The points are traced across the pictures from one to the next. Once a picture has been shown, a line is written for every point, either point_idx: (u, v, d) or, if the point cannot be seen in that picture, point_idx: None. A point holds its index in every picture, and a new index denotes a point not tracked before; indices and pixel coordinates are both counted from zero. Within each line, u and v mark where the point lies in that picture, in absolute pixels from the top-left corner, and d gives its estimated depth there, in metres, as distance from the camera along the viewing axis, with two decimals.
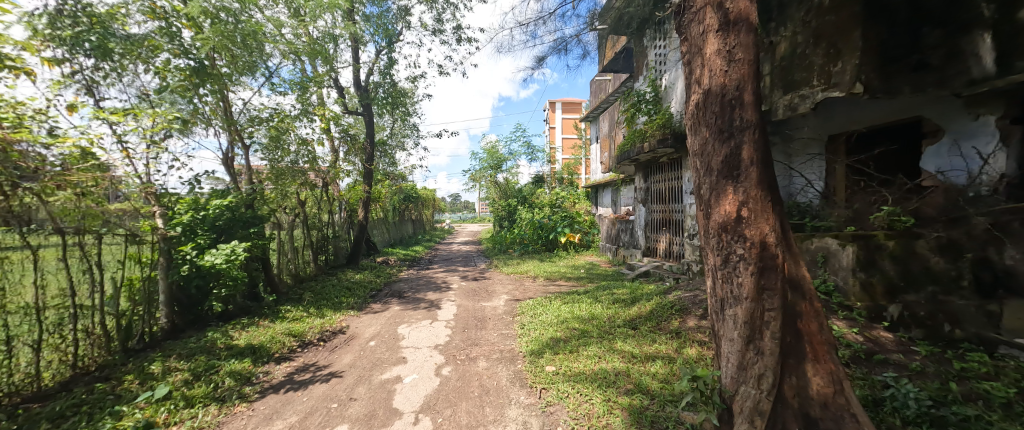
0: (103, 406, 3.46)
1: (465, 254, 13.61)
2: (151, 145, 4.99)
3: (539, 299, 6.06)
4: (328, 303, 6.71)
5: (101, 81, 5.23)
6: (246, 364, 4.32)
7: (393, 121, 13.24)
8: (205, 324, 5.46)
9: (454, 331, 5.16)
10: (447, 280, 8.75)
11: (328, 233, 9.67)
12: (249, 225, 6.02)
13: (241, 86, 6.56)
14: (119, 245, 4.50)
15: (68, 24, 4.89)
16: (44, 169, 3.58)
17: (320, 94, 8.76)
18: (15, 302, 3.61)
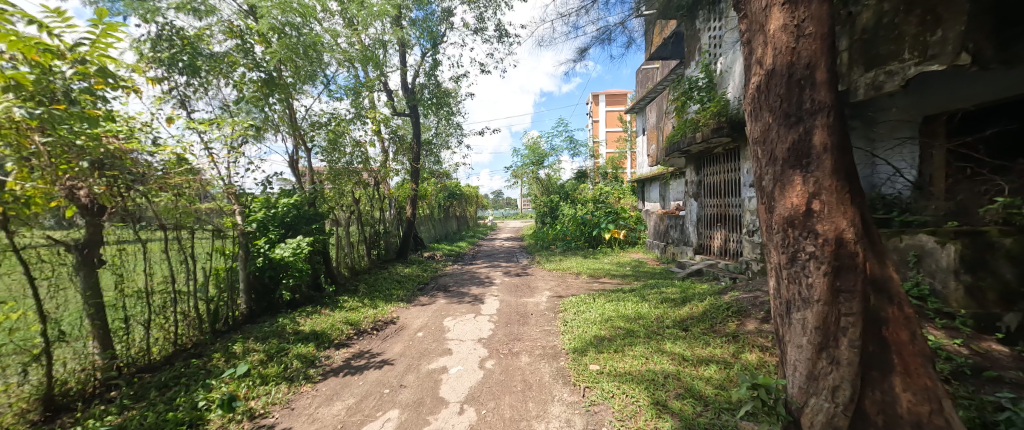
0: (198, 379, 3.83)
1: (509, 250, 13.71)
2: (232, 151, 5.38)
3: (581, 296, 5.93)
4: (380, 295, 6.96)
5: (192, 95, 5.71)
6: (311, 348, 4.58)
7: (438, 120, 13.51)
8: (276, 311, 5.85)
9: (499, 325, 5.19)
10: (491, 276, 8.80)
11: (380, 229, 10.02)
12: (311, 222, 6.43)
13: (305, 93, 6.97)
14: (208, 239, 4.85)
15: (165, 47, 5.54)
16: (151, 174, 3.94)
17: (372, 98, 9.08)
18: (132, 286, 4.01)
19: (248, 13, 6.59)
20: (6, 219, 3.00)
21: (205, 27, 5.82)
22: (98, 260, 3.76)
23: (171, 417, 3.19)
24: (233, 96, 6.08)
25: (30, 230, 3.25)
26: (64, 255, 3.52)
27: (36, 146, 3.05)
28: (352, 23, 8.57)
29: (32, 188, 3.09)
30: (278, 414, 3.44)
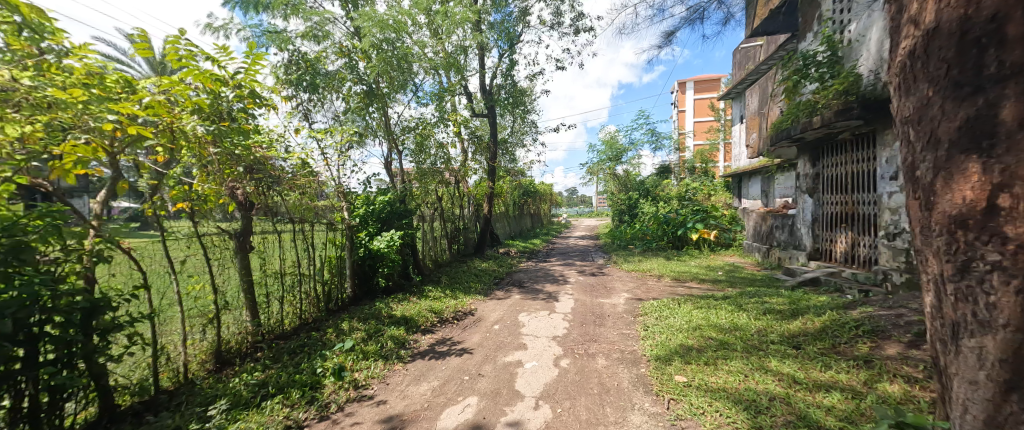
0: (317, 349, 4.31)
1: (585, 249, 13.43)
2: (341, 155, 5.84)
3: (665, 301, 5.54)
4: (460, 287, 7.19)
5: (313, 109, 6.33)
6: (403, 331, 4.86)
7: (514, 119, 13.63)
8: (374, 296, 6.29)
9: (573, 325, 5.01)
10: (565, 274, 8.65)
11: (460, 225, 10.37)
12: (401, 217, 6.74)
13: (398, 101, 7.39)
14: (323, 231, 5.35)
15: (294, 70, 6.12)
16: (284, 175, 4.57)
17: (454, 102, 9.37)
18: (273, 267, 4.60)
19: (353, 33, 7.16)
20: (192, 212, 3.68)
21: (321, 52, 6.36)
22: (250, 246, 4.35)
23: (297, 380, 3.62)
24: (342, 108, 6.62)
25: (206, 222, 3.90)
26: (228, 241, 4.13)
27: (210, 155, 3.55)
28: (437, 33, 8.93)
29: (209, 189, 3.63)
30: (376, 388, 3.69)
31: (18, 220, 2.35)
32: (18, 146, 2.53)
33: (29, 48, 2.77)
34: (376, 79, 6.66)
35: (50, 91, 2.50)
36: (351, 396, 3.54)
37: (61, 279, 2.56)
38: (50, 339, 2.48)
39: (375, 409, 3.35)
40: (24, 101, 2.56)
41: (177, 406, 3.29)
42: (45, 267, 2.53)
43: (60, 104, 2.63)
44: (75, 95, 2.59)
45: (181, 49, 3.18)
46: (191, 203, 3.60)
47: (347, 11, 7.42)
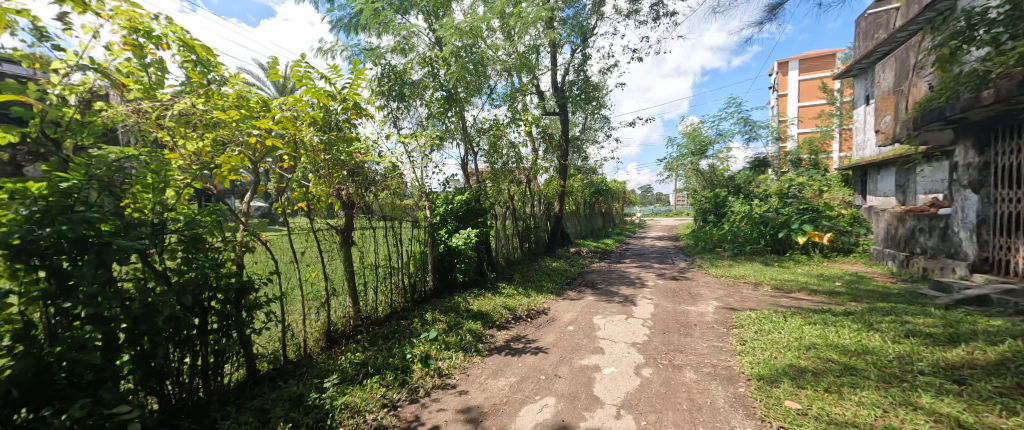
0: (406, 336, 4.52)
1: (662, 250, 12.70)
2: (425, 158, 6.04)
3: (764, 313, 4.96)
4: (532, 285, 7.13)
5: (399, 116, 6.65)
6: (481, 325, 4.91)
7: (586, 115, 13.29)
8: (452, 290, 6.47)
9: (653, 332, 4.69)
10: (642, 276, 8.22)
11: (531, 223, 10.34)
12: (477, 215, 6.87)
13: (473, 105, 7.52)
14: (409, 228, 5.61)
15: (384, 81, 6.46)
16: (378, 178, 4.81)
17: (525, 102, 9.35)
18: (370, 259, 4.89)
19: (434, 43, 7.42)
20: (308, 210, 4.12)
21: (407, 64, 6.64)
22: (352, 239, 4.67)
23: (390, 363, 3.80)
24: (425, 114, 6.87)
25: (317, 218, 4.31)
26: (333, 235, 4.48)
27: (322, 161, 3.98)
28: (510, 35, 8.97)
29: (321, 190, 4.16)
30: (458, 377, 3.75)
31: (195, 215, 2.78)
32: (193, 155, 3.27)
33: (201, 78, 3.41)
34: (455, 84, 6.82)
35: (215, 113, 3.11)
36: (436, 383, 3.63)
37: (222, 264, 3.03)
38: (216, 311, 2.99)
39: (458, 398, 3.39)
40: (200, 123, 3.29)
41: (301, 376, 3.66)
42: (212, 254, 3.03)
43: (220, 123, 3.27)
44: (232, 116, 3.21)
45: (301, 72, 3.71)
46: (309, 202, 4.13)
47: (430, 23, 7.73)
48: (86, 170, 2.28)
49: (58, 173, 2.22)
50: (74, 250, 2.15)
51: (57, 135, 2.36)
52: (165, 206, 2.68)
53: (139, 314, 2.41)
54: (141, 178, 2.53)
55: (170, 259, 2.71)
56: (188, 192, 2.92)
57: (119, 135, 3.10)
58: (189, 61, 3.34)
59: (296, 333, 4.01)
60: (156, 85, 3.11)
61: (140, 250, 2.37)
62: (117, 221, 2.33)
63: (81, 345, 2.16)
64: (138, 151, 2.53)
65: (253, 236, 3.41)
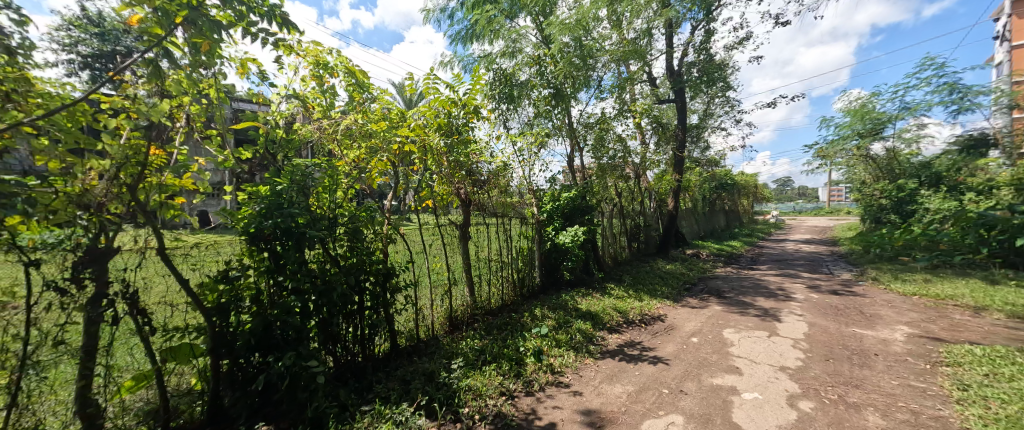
0: (518, 329, 4.48)
1: (810, 256, 10.76)
2: (533, 156, 5.99)
3: (998, 350, 3.75)
4: (644, 288, 6.59)
5: (508, 117, 6.68)
6: (589, 325, 4.66)
7: (707, 100, 11.98)
8: (559, 287, 6.29)
9: (809, 357, 3.90)
10: (786, 288, 6.99)
11: (641, 221, 9.65)
12: (584, 213, 6.65)
13: (578, 102, 7.26)
14: (517, 225, 5.66)
15: (493, 85, 6.58)
16: (490, 176, 4.94)
17: (634, 90, 8.74)
18: (484, 253, 5.07)
19: (541, 43, 7.35)
20: (433, 207, 4.36)
21: (516, 66, 6.69)
22: (469, 235, 4.83)
23: (505, 353, 3.79)
24: (532, 113, 6.83)
25: (442, 215, 4.53)
26: (454, 230, 4.68)
27: (445, 165, 4.24)
28: (620, 23, 8.47)
29: (442, 190, 4.37)
30: (571, 377, 3.57)
31: (355, 212, 3.31)
32: (354, 161, 3.85)
33: (361, 97, 4.03)
34: (562, 81, 6.62)
35: (372, 125, 3.65)
36: (549, 379, 3.50)
37: (373, 253, 3.46)
38: (370, 292, 3.39)
39: (572, 398, 3.21)
40: (359, 134, 3.83)
41: (431, 354, 3.84)
42: (367, 244, 3.43)
43: (373, 133, 3.78)
44: (382, 127, 3.68)
45: (430, 84, 4.07)
46: (433, 201, 4.32)
47: (539, 23, 7.68)
48: (290, 177, 2.89)
49: (275, 179, 2.87)
50: (284, 236, 2.82)
51: (274, 150, 3.16)
52: (336, 205, 3.23)
53: (322, 289, 2.97)
54: (322, 181, 3.09)
55: (341, 247, 3.22)
56: (350, 193, 3.42)
57: (308, 147, 3.79)
58: (352, 86, 3.91)
59: (425, 315, 4.25)
60: (328, 106, 3.81)
61: (322, 238, 2.95)
62: (308, 215, 2.92)
63: (286, 309, 2.79)
64: (322, 163, 3.13)
65: (395, 229, 3.77)
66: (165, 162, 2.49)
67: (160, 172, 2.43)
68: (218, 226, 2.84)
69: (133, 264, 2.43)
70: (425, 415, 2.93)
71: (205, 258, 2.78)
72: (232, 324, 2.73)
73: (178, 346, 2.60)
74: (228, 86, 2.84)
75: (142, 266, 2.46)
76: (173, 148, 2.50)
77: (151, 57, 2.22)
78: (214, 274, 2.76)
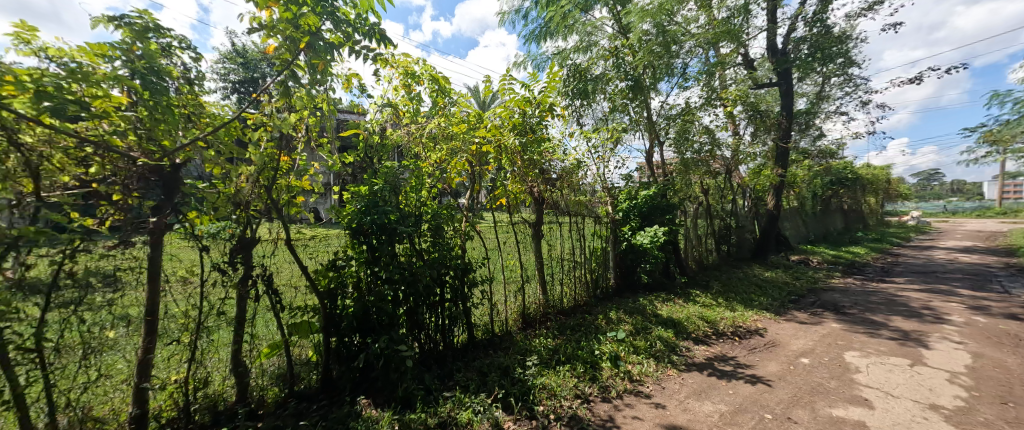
0: (592, 331, 4.42)
1: (961, 270, 8.99)
2: (608, 152, 5.79)
3: None
4: (738, 297, 6.09)
5: (581, 113, 6.61)
6: (670, 334, 4.45)
7: (819, 81, 10.67)
8: (636, 290, 6.06)
9: (975, 397, 3.28)
10: (932, 308, 5.93)
11: (732, 223, 8.94)
12: (664, 212, 6.12)
13: (658, 94, 6.89)
14: (591, 224, 5.59)
15: (568, 81, 6.55)
16: (564, 174, 4.89)
17: (726, 76, 8.06)
18: (555, 252, 5.09)
19: (617, 34, 7.08)
20: (507, 205, 4.48)
21: (591, 60, 6.55)
22: (542, 233, 4.89)
23: (580, 355, 3.77)
24: (608, 108, 6.67)
25: (515, 213, 4.61)
26: (526, 228, 4.75)
27: (518, 164, 4.33)
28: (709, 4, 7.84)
29: (516, 189, 4.46)
30: (651, 387, 3.46)
31: (437, 210, 3.52)
32: (437, 163, 4.00)
33: (444, 102, 4.37)
34: (641, 72, 6.36)
35: (453, 127, 3.86)
36: (627, 386, 3.42)
37: (452, 248, 3.62)
38: (450, 284, 3.57)
39: (655, 411, 3.11)
40: (440, 136, 4.03)
41: (506, 348, 3.95)
42: (447, 239, 3.64)
43: (453, 134, 3.98)
44: (461, 128, 3.88)
45: (506, 84, 4.12)
46: (506, 200, 4.44)
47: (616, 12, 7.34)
48: (385, 179, 3.24)
49: (372, 180, 3.22)
50: (380, 232, 3.09)
51: (371, 155, 3.56)
52: (421, 203, 3.46)
53: (409, 280, 3.19)
54: (409, 182, 3.41)
55: (424, 241, 3.44)
56: (433, 191, 3.67)
57: (398, 151, 4.22)
58: (435, 91, 4.29)
59: (499, 311, 4.38)
60: (416, 111, 4.22)
61: (409, 233, 3.17)
62: (398, 212, 3.15)
63: (380, 297, 3.05)
64: (409, 165, 3.46)
65: (472, 226, 3.92)
66: (290, 167, 2.93)
67: (288, 176, 2.91)
68: (329, 222, 3.29)
69: (272, 253, 2.95)
70: (502, 408, 3.05)
71: (319, 248, 3.17)
72: (339, 308, 3.08)
73: (301, 322, 2.99)
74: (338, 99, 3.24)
75: (276, 254, 2.96)
76: (296, 155, 2.96)
77: (282, 78, 2.64)
78: (325, 263, 3.13)
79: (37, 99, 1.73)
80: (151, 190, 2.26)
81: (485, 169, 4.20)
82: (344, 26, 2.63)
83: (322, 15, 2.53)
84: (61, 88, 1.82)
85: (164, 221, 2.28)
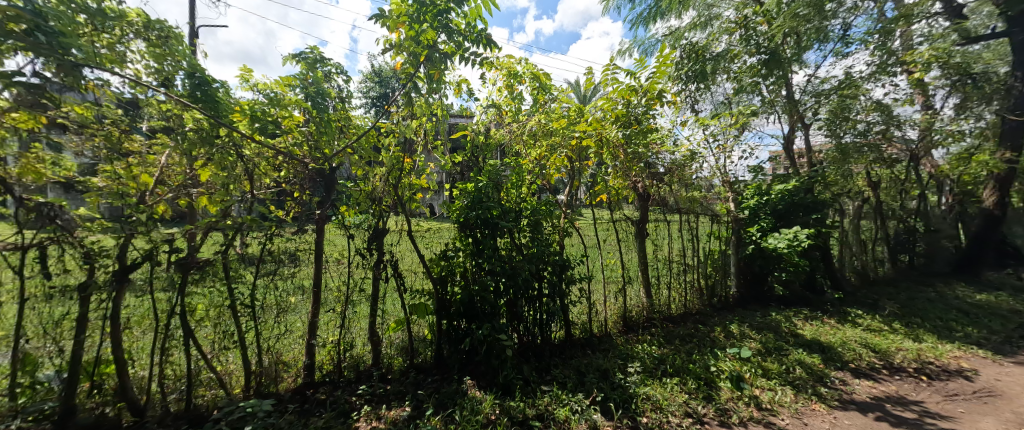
0: (706, 343, 4.18)
1: None
2: (732, 139, 5.04)
3: None
4: (934, 328, 4.94)
5: (700, 97, 6.10)
6: (817, 361, 3.92)
7: None
8: (766, 302, 5.55)
9: None
10: None
11: (922, 226, 7.45)
12: (809, 211, 5.40)
13: (802, 67, 5.92)
14: (707, 223, 5.24)
15: (686, 62, 6.08)
16: (674, 166, 4.59)
17: (920, 33, 6.19)
18: (661, 253, 4.88)
19: (748, 0, 6.22)
20: (608, 202, 4.44)
21: (711, 37, 6.02)
22: (647, 232, 4.77)
23: (692, 370, 3.58)
24: (732, 89, 6.08)
25: (617, 210, 4.60)
26: (628, 226, 4.68)
27: (622, 157, 4.17)
28: None
29: (618, 184, 4.34)
30: (787, 420, 3.11)
31: (535, 207, 3.66)
32: (536, 159, 4.15)
33: (545, 98, 4.50)
34: (780, 42, 5.57)
35: (552, 124, 3.94)
36: (753, 415, 3.14)
37: (550, 244, 3.72)
38: (549, 280, 3.68)
39: None
40: (540, 134, 4.15)
41: (606, 351, 3.94)
42: (545, 235, 3.77)
43: (553, 131, 4.06)
44: (562, 124, 3.95)
45: (610, 74, 4.01)
46: (607, 196, 4.40)
47: None
48: (489, 177, 3.48)
49: (477, 178, 3.48)
50: (483, 227, 3.34)
51: (476, 154, 3.82)
52: (521, 199, 3.63)
53: (511, 273, 3.38)
54: (510, 180, 3.61)
55: (524, 237, 3.61)
56: (533, 187, 3.82)
57: (501, 149, 4.46)
58: (536, 88, 4.45)
59: (598, 311, 4.39)
60: (517, 110, 4.39)
61: (510, 228, 3.36)
62: (500, 209, 3.36)
63: (483, 287, 3.29)
64: (511, 163, 3.64)
65: (571, 223, 3.99)
66: (411, 168, 3.34)
67: (411, 176, 3.32)
68: (440, 217, 3.62)
69: (397, 242, 3.37)
70: (600, 412, 3.04)
71: (432, 240, 3.51)
72: (450, 296, 3.40)
73: (419, 304, 3.37)
74: (447, 102, 3.53)
75: (399, 242, 3.36)
76: (415, 157, 3.35)
77: (407, 90, 3.01)
78: (437, 253, 3.47)
79: (252, 122, 2.64)
80: (317, 188, 3.03)
81: (585, 164, 4.22)
82: (456, 36, 2.88)
83: (438, 29, 2.81)
84: (267, 114, 2.73)
85: (325, 215, 2.97)
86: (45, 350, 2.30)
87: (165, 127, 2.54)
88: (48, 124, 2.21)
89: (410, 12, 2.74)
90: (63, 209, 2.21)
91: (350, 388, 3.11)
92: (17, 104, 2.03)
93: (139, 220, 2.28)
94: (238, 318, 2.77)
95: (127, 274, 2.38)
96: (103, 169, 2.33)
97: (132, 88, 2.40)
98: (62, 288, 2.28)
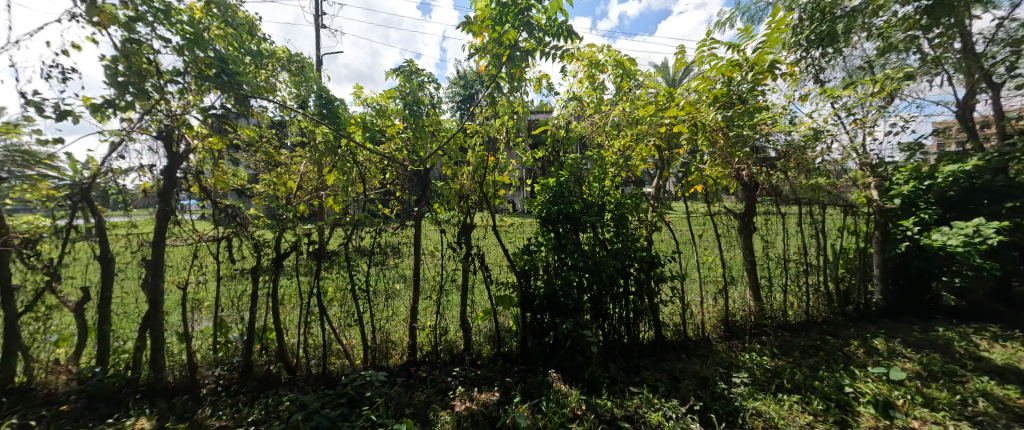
0: (836, 359, 3.74)
1: None
2: (874, 111, 4.30)
3: None
4: None
5: (827, 64, 5.18)
6: (1013, 394, 3.17)
7: None
8: (930, 315, 4.76)
9: None
10: None
11: None
12: (1001, 198, 4.29)
13: (989, 8, 4.46)
14: (838, 215, 4.66)
15: (809, 23, 5.04)
16: (790, 150, 3.96)
17: None
18: (775, 251, 4.49)
19: None
20: (704, 193, 4.23)
21: None
22: (754, 226, 4.43)
23: (819, 388, 3.23)
24: (875, 49, 4.95)
25: (716, 202, 4.34)
26: (730, 220, 4.41)
27: (720, 142, 3.85)
28: None
29: (716, 172, 4.01)
30: None
31: (621, 200, 3.59)
32: (621, 150, 4.11)
33: (629, 85, 4.39)
34: None
35: (637, 113, 3.81)
36: None
37: (638, 240, 3.60)
38: (634, 277, 3.59)
39: None
40: (626, 123, 4.06)
41: (703, 357, 3.75)
42: (631, 230, 3.68)
43: (639, 120, 3.94)
44: (649, 111, 3.79)
45: (706, 51, 3.64)
46: (702, 186, 4.13)
47: None
48: (570, 172, 3.48)
49: (559, 173, 3.51)
50: (565, 220, 3.38)
51: (560, 151, 3.80)
52: (604, 193, 3.60)
53: (595, 268, 3.37)
54: (592, 173, 3.58)
55: (607, 232, 3.56)
56: (617, 179, 3.75)
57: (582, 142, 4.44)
58: (618, 76, 4.37)
59: (694, 313, 4.20)
60: (599, 100, 4.42)
61: (594, 222, 3.37)
62: (582, 202, 3.40)
63: (569, 282, 3.33)
64: (593, 155, 3.61)
65: (661, 217, 3.83)
66: (495, 167, 3.50)
67: (496, 172, 3.50)
68: (523, 213, 3.72)
69: (483, 236, 3.54)
70: (698, 421, 2.91)
71: (514, 234, 3.65)
72: (536, 292, 3.49)
73: (504, 296, 3.53)
74: (527, 100, 3.61)
75: (486, 237, 3.54)
76: (499, 155, 3.49)
77: (491, 91, 3.21)
78: (518, 247, 3.63)
79: (364, 132, 3.13)
80: (414, 187, 3.33)
81: (675, 153, 4.01)
82: (537, 32, 2.93)
83: (519, 28, 2.89)
84: (375, 124, 3.23)
85: (420, 213, 3.27)
86: (232, 317, 3.08)
87: (301, 140, 3.23)
88: (228, 145, 2.86)
89: (494, 15, 2.87)
90: (240, 210, 2.85)
91: (446, 369, 3.37)
92: (209, 130, 2.68)
93: (288, 217, 2.88)
94: (358, 301, 3.19)
95: (281, 260, 2.96)
96: (263, 178, 3.06)
97: (280, 112, 3.03)
98: (241, 270, 2.94)
